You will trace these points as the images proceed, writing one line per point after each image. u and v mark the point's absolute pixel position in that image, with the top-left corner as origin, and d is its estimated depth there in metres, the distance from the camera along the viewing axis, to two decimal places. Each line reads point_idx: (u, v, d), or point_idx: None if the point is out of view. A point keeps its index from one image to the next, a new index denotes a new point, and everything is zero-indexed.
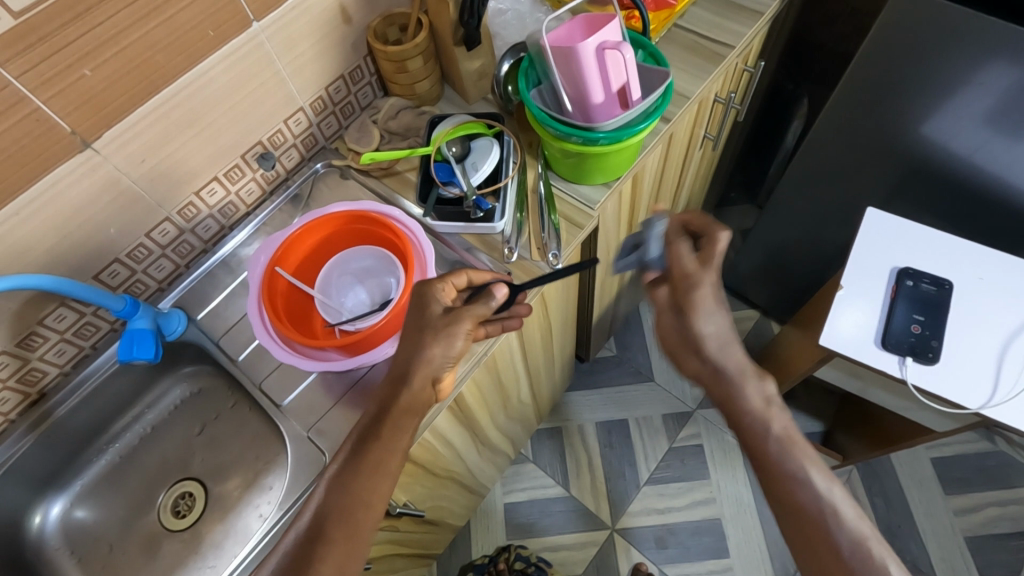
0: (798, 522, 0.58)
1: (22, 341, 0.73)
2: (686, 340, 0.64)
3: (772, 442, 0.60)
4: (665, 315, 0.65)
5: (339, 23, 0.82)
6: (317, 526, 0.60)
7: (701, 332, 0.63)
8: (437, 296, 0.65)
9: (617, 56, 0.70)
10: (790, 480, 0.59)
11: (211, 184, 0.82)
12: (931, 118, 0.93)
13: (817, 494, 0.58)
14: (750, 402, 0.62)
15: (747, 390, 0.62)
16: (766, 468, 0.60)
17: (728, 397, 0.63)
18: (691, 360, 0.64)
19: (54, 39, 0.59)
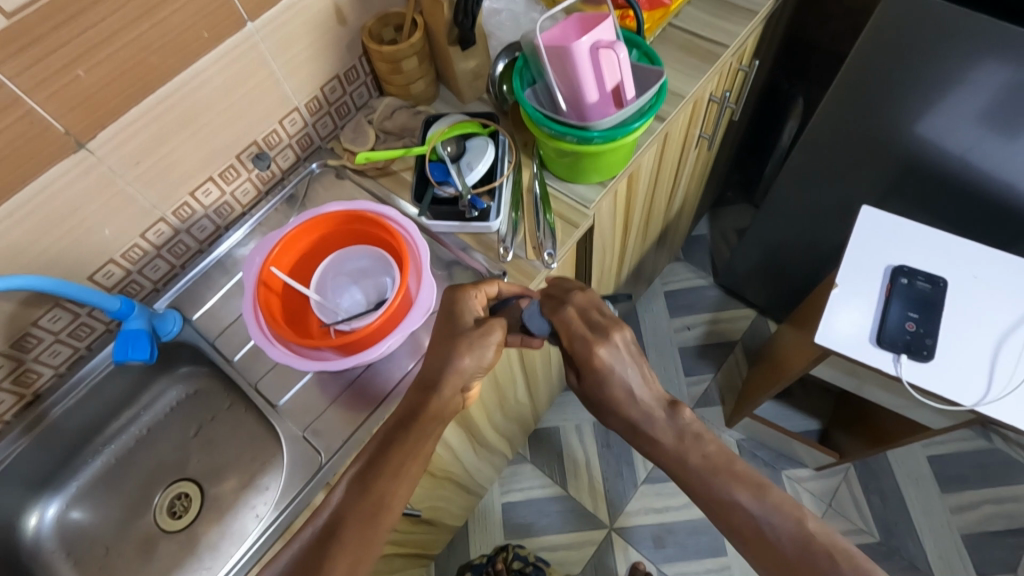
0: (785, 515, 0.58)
1: (17, 342, 0.73)
2: (599, 400, 0.69)
3: (694, 473, 0.63)
4: (571, 374, 0.71)
5: (334, 23, 0.82)
6: (332, 524, 0.60)
7: (611, 389, 0.66)
8: (468, 304, 0.67)
9: (611, 56, 0.71)
10: (720, 503, 0.62)
11: (206, 185, 0.82)
12: (926, 116, 0.93)
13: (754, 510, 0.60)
14: (662, 441, 0.65)
15: (657, 430, 0.66)
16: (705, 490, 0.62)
17: (644, 436, 0.66)
18: (608, 410, 0.68)
19: (47, 40, 0.59)
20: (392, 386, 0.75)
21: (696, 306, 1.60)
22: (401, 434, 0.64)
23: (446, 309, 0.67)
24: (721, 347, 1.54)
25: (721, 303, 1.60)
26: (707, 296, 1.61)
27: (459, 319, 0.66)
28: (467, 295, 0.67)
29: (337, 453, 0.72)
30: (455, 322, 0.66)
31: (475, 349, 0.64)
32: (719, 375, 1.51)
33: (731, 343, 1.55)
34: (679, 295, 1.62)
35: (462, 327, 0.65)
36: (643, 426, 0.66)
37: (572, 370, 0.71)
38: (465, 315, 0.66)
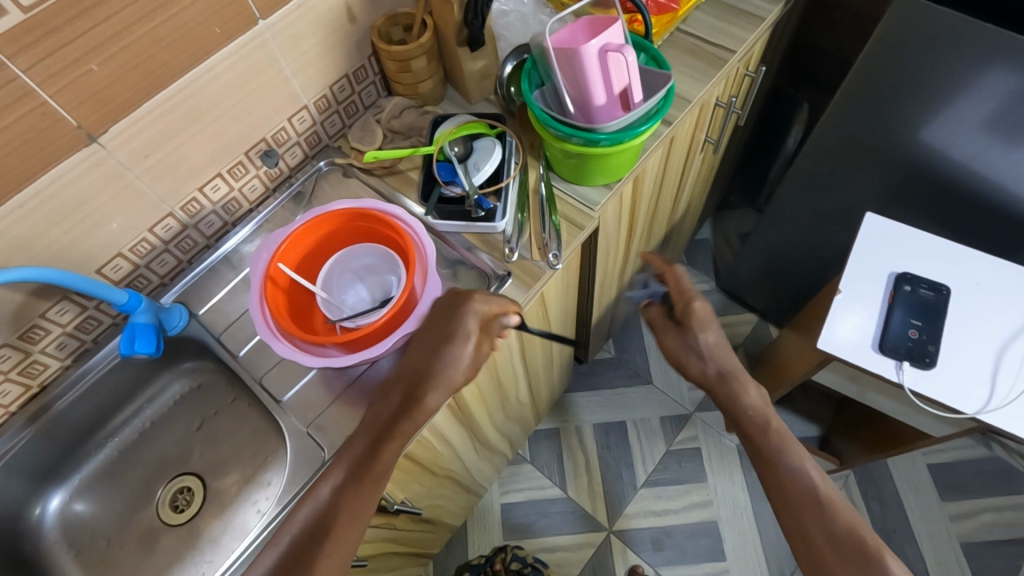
0: (787, 505, 0.69)
1: (25, 333, 0.74)
2: (684, 356, 0.79)
3: (765, 435, 0.74)
4: (662, 331, 0.81)
5: (344, 22, 0.83)
6: (318, 530, 0.64)
7: (702, 334, 0.77)
8: (471, 318, 0.68)
9: (619, 58, 0.71)
10: (785, 472, 0.71)
11: (215, 180, 0.82)
12: (931, 123, 0.94)
13: (806, 486, 0.69)
14: (744, 411, 0.75)
15: (744, 395, 0.75)
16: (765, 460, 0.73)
17: (741, 383, 0.75)
18: (691, 366, 0.78)
19: (60, 34, 0.59)
20: None
21: None
22: (392, 437, 0.66)
23: (444, 318, 0.69)
24: None
25: (723, 308, 1.60)
26: (709, 300, 1.61)
27: (460, 331, 0.68)
28: (468, 305, 0.68)
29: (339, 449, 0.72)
30: (453, 335, 0.68)
31: (469, 364, 0.68)
32: None
33: (732, 347, 1.55)
34: None
35: (458, 345, 0.67)
36: (738, 376, 0.76)
37: (661, 330, 0.81)
38: (468, 323, 0.68)
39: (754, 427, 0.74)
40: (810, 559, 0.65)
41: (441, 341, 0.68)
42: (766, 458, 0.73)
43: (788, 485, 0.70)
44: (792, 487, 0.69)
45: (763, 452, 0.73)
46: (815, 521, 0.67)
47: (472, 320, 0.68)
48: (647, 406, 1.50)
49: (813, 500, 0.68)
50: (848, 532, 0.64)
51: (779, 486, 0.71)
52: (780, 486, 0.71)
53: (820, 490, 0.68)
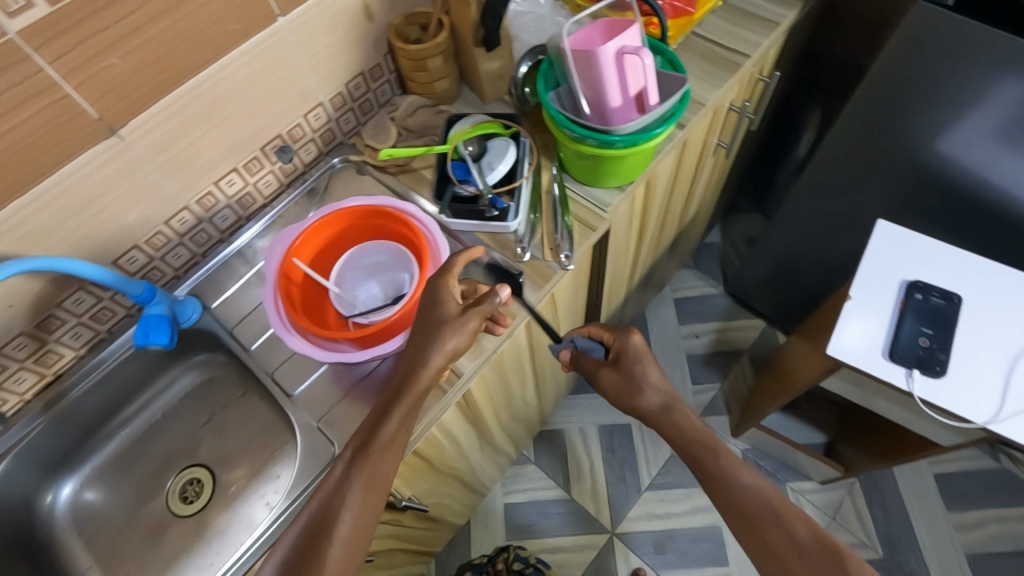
0: (746, 525, 0.66)
1: (42, 322, 0.74)
2: (628, 393, 0.77)
3: (712, 457, 0.71)
4: (605, 377, 0.79)
5: (361, 20, 0.84)
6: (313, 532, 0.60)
7: (643, 365, 0.77)
8: (446, 291, 0.68)
9: (637, 62, 0.72)
10: (732, 490, 0.68)
11: (231, 175, 0.83)
12: (946, 131, 0.93)
13: (759, 500, 0.66)
14: (692, 434, 0.72)
15: (687, 414, 0.74)
16: (711, 483, 0.70)
17: (683, 412, 0.74)
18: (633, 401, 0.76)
19: (84, 27, 0.60)
20: None
21: (704, 314, 1.60)
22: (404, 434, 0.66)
23: (427, 304, 0.68)
24: (728, 356, 1.54)
25: (730, 312, 1.60)
26: (716, 304, 1.61)
27: (441, 305, 0.67)
28: (446, 286, 0.68)
29: None
30: (436, 309, 0.67)
31: (456, 328, 0.65)
32: (725, 384, 1.51)
33: (738, 352, 1.55)
34: (688, 302, 1.62)
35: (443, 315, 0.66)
36: (679, 406, 0.75)
37: (606, 371, 0.79)
38: (448, 304, 0.67)
39: (703, 449, 0.71)
40: (777, 571, 0.63)
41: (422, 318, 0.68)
42: (711, 479, 0.70)
43: (740, 503, 0.67)
44: (744, 506, 0.67)
45: (708, 472, 0.71)
46: (776, 535, 0.64)
47: (445, 289, 0.68)
48: None
49: (770, 514, 0.65)
50: (811, 541, 0.62)
51: (732, 507, 0.68)
52: (732, 508, 0.68)
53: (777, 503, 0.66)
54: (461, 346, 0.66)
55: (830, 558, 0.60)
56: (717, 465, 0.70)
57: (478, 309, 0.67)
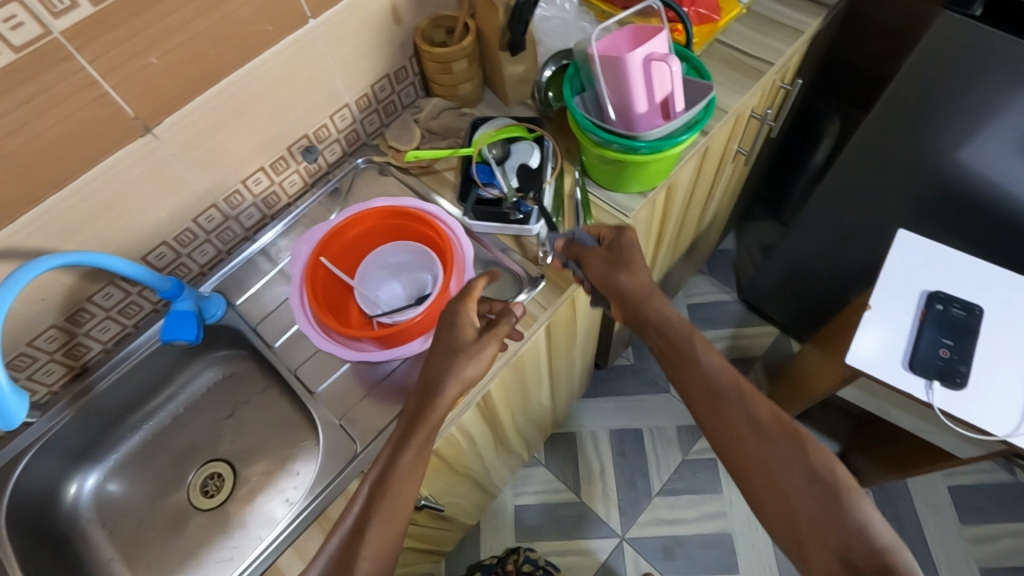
0: (705, 400, 0.67)
1: (72, 316, 0.76)
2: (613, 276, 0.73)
3: (681, 340, 0.70)
4: (593, 260, 0.75)
5: (389, 23, 0.84)
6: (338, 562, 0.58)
7: (634, 254, 0.74)
8: (466, 316, 0.69)
9: (664, 68, 0.72)
10: (696, 366, 0.68)
11: (258, 174, 0.84)
12: (969, 142, 0.93)
13: (723, 381, 0.66)
14: (670, 318, 0.70)
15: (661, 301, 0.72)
16: (674, 360, 0.70)
17: (665, 300, 0.72)
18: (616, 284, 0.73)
19: (124, 27, 0.61)
20: None
21: (717, 321, 1.59)
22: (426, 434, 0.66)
23: (445, 326, 0.69)
24: (741, 363, 1.54)
25: (744, 319, 1.59)
26: (729, 311, 1.61)
27: (459, 330, 0.68)
28: (466, 308, 0.69)
29: (371, 442, 0.73)
30: (455, 333, 0.67)
31: (474, 356, 0.66)
32: None
33: (752, 359, 1.54)
34: (701, 308, 1.61)
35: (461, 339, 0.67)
36: (659, 293, 0.72)
37: (596, 254, 0.75)
38: (466, 329, 0.68)
39: (675, 333, 0.70)
40: (731, 443, 0.64)
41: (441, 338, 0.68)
42: (677, 357, 0.70)
43: (706, 380, 0.67)
44: (709, 382, 0.67)
45: (673, 350, 0.70)
46: (736, 415, 0.64)
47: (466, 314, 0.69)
48: (664, 414, 1.50)
49: (732, 394, 0.65)
50: (770, 418, 0.63)
51: (694, 384, 0.68)
52: (692, 384, 0.68)
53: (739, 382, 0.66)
54: (479, 372, 0.67)
55: (788, 434, 0.62)
56: (687, 344, 0.69)
57: (494, 334, 0.68)
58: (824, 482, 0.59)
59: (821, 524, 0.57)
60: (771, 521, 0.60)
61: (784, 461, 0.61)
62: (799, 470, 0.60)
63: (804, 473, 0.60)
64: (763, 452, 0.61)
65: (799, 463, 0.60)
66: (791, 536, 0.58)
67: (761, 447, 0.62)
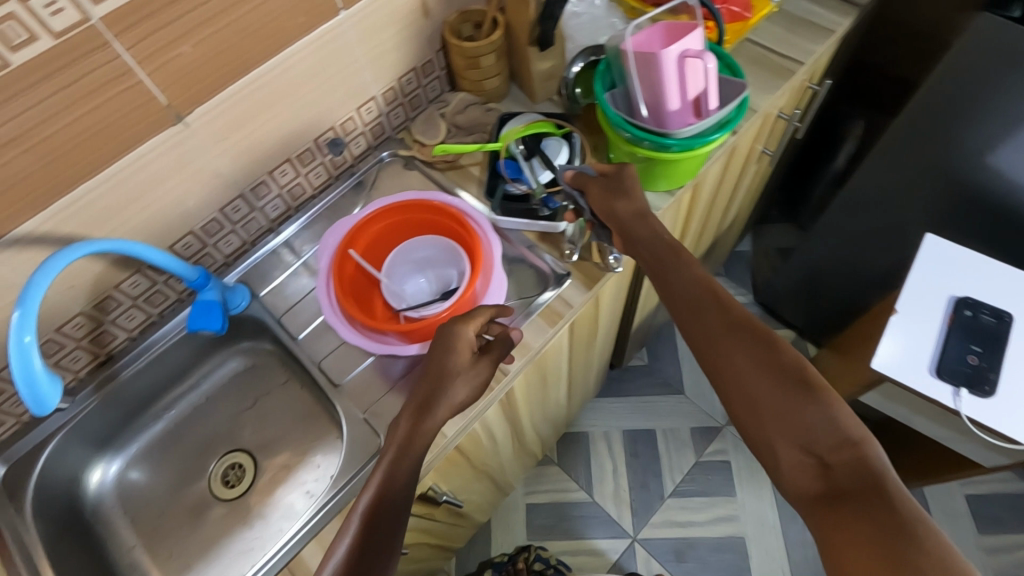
0: (683, 308, 0.68)
1: (99, 303, 0.76)
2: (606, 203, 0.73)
3: (663, 255, 0.70)
4: (592, 189, 0.75)
5: (418, 16, 0.84)
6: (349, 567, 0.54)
7: (634, 186, 0.73)
8: (463, 338, 0.66)
9: (698, 65, 0.71)
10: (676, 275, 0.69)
11: (284, 166, 0.84)
12: (1002, 147, 0.91)
13: (702, 291, 0.67)
14: (658, 238, 0.70)
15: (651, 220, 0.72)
16: (655, 270, 0.70)
17: (653, 218, 0.72)
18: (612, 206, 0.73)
19: (161, 15, 0.61)
20: None
21: None
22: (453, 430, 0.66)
23: (439, 343, 0.66)
24: None
25: None
26: None
27: (455, 353, 0.65)
28: (462, 328, 0.66)
29: None
30: (450, 356, 0.65)
31: (469, 382, 0.65)
32: None
33: None
34: None
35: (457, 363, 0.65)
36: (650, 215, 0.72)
37: (594, 185, 0.75)
38: (461, 351, 0.66)
39: (659, 245, 0.70)
40: (706, 346, 0.65)
41: (437, 356, 0.66)
42: (658, 268, 0.70)
43: (685, 289, 0.68)
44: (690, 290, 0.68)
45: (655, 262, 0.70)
46: (714, 321, 0.65)
47: (463, 337, 0.66)
48: (678, 416, 1.49)
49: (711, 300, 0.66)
50: (748, 323, 0.64)
51: (672, 292, 0.69)
52: (672, 294, 0.69)
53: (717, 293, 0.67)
54: (468, 394, 0.66)
55: (760, 337, 0.62)
56: (671, 255, 0.70)
57: (490, 358, 0.68)
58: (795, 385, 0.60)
59: (787, 417, 0.58)
60: (740, 416, 0.62)
61: (754, 361, 0.62)
62: (768, 369, 0.61)
63: (774, 371, 0.60)
64: (740, 354, 0.62)
65: (769, 362, 0.61)
66: (757, 428, 0.60)
67: (736, 348, 0.63)
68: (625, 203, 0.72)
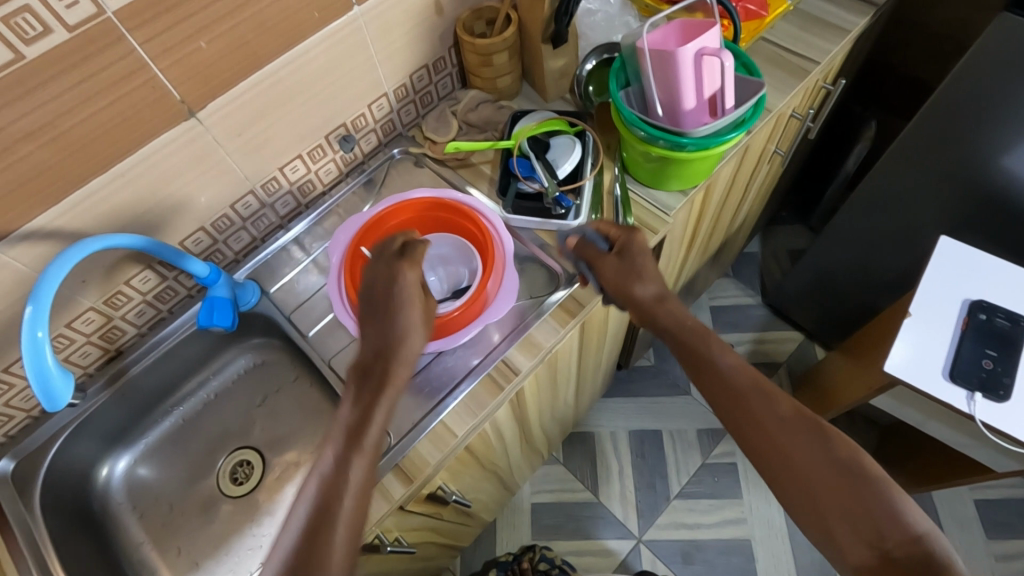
0: (722, 397, 0.65)
1: (109, 299, 0.76)
2: (622, 286, 0.72)
3: (693, 339, 0.69)
4: (603, 271, 0.73)
5: (431, 13, 0.83)
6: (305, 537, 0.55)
7: (643, 261, 0.72)
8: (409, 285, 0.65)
9: (715, 62, 0.70)
10: (709, 362, 0.67)
11: (295, 162, 0.84)
12: (1019, 151, 0.90)
13: (739, 379, 0.65)
14: (684, 322, 0.70)
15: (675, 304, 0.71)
16: (690, 357, 0.69)
17: (677, 303, 0.71)
18: (631, 287, 0.71)
19: (177, 10, 0.60)
20: (457, 382, 0.74)
21: (741, 324, 1.57)
22: None
23: (384, 286, 0.65)
24: (765, 368, 1.51)
25: (769, 324, 1.56)
26: (755, 315, 1.58)
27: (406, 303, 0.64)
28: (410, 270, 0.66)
29: (405, 436, 0.71)
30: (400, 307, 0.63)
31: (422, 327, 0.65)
32: None
33: (776, 364, 1.51)
34: (725, 311, 1.59)
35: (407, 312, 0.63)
36: (671, 296, 0.72)
37: (605, 266, 0.73)
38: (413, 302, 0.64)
39: (692, 336, 0.69)
40: (756, 437, 0.62)
41: (387, 315, 0.64)
42: (693, 356, 0.68)
43: (727, 381, 0.65)
44: (727, 380, 0.65)
45: (687, 350, 0.69)
46: (757, 412, 0.62)
47: (410, 285, 0.65)
48: (685, 418, 1.48)
49: (751, 389, 0.64)
50: (793, 413, 0.61)
51: (710, 382, 0.66)
52: (711, 382, 0.66)
53: (755, 380, 0.65)
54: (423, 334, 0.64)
55: (813, 428, 0.60)
56: (702, 344, 0.68)
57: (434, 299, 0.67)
58: (853, 479, 0.57)
59: (855, 518, 0.55)
60: (800, 514, 0.59)
61: (813, 457, 0.59)
62: (828, 465, 0.58)
63: (835, 467, 0.57)
64: (791, 447, 0.59)
65: (827, 456, 0.58)
66: (820, 525, 0.57)
67: (787, 443, 0.60)
68: (640, 286, 0.71)
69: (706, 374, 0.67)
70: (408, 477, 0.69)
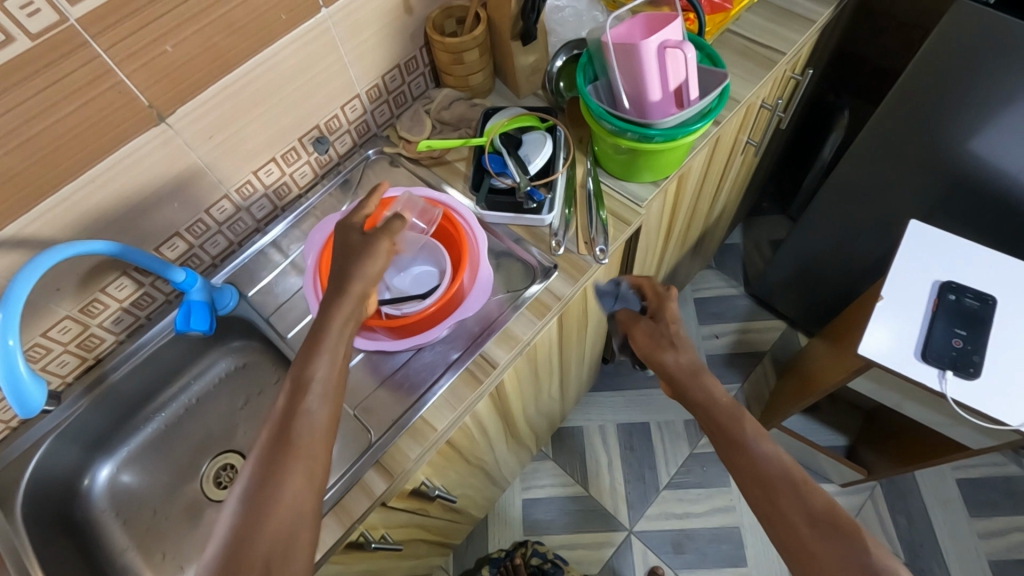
0: (750, 483, 0.62)
1: (85, 306, 0.76)
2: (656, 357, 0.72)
3: (722, 420, 0.66)
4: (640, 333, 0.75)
5: (401, 13, 0.84)
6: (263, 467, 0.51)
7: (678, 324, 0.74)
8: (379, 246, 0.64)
9: (678, 55, 0.71)
10: (742, 449, 0.63)
11: (269, 165, 0.84)
12: (980, 133, 0.92)
13: (774, 471, 0.61)
14: (717, 401, 0.67)
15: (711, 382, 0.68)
16: (723, 441, 0.65)
17: (714, 379, 0.68)
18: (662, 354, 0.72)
19: (143, 15, 0.61)
20: (435, 376, 0.75)
21: (725, 315, 1.58)
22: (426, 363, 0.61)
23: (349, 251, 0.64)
24: (749, 357, 1.53)
25: (752, 313, 1.58)
26: (738, 305, 1.59)
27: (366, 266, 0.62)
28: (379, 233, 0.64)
29: (386, 433, 0.72)
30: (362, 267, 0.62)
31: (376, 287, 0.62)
32: (746, 385, 1.49)
33: (760, 353, 1.53)
34: (708, 303, 1.60)
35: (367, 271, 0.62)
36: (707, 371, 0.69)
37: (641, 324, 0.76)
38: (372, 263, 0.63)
39: (724, 415, 0.66)
40: (783, 536, 0.58)
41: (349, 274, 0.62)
42: (726, 436, 0.65)
43: (759, 469, 0.61)
44: (759, 467, 0.61)
45: (719, 431, 0.66)
46: (786, 508, 0.59)
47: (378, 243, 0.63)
48: (672, 409, 1.49)
49: (783, 483, 0.60)
50: (827, 510, 0.57)
51: (741, 468, 0.63)
52: (742, 468, 0.63)
53: (793, 475, 0.60)
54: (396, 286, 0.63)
55: (844, 531, 0.55)
56: (737, 426, 0.65)
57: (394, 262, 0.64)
58: None
59: None
60: None
61: (840, 562, 0.54)
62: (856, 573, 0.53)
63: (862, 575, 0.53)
64: (818, 549, 0.55)
65: (855, 566, 0.53)
66: None
67: (817, 543, 0.56)
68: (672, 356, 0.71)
69: (739, 459, 0.63)
70: (388, 471, 0.70)
